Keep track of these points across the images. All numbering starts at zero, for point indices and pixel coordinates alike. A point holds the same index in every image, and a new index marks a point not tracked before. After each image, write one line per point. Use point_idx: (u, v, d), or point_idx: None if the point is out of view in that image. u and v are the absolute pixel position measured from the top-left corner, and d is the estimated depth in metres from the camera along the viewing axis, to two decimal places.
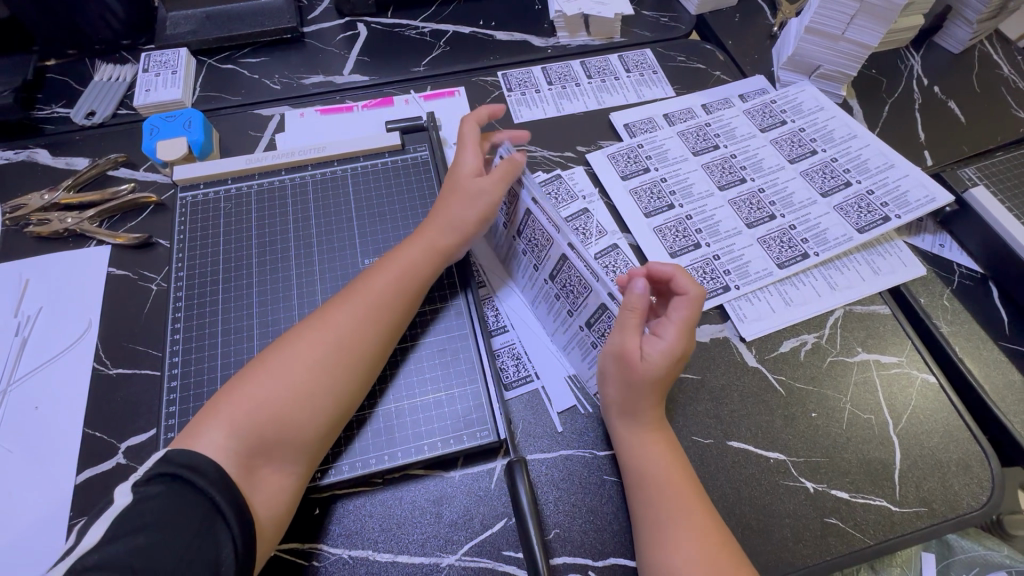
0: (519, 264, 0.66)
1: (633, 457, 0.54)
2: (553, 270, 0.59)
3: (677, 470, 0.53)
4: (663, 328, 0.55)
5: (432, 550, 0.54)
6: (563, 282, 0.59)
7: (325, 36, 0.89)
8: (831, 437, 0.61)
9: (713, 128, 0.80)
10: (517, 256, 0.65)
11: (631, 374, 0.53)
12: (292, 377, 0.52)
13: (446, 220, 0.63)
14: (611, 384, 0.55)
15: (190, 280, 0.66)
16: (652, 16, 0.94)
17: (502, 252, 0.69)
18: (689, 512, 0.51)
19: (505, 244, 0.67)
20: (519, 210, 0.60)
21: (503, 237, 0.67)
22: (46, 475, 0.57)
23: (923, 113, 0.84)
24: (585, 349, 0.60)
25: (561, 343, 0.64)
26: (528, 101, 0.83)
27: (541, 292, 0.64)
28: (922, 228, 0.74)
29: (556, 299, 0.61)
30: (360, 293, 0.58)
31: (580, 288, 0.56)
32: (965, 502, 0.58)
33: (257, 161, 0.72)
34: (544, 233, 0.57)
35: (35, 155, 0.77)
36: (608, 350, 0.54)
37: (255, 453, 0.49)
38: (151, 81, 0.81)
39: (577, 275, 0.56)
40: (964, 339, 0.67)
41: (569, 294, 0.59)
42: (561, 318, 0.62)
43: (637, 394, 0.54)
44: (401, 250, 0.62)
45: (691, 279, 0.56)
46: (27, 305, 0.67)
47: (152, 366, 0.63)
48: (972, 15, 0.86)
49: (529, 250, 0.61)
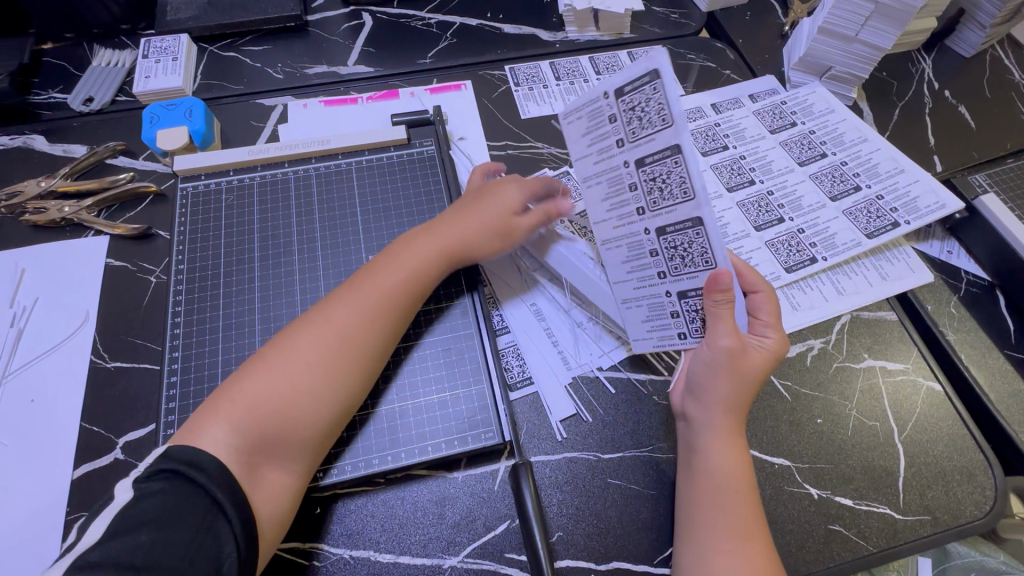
0: (613, 198, 0.56)
1: (708, 451, 0.53)
2: (667, 224, 0.52)
3: (742, 479, 0.52)
4: (759, 326, 0.56)
5: (434, 551, 0.54)
6: (672, 242, 0.53)
7: (329, 25, 0.87)
8: (836, 443, 0.61)
9: (722, 128, 0.79)
10: (618, 188, 0.55)
11: (746, 368, 0.53)
12: (296, 372, 0.51)
13: (462, 233, 0.62)
14: (723, 382, 0.53)
15: (190, 275, 0.64)
16: (662, 12, 0.92)
17: (586, 171, 0.57)
18: (747, 524, 0.50)
19: (599, 166, 0.56)
20: (662, 141, 0.50)
21: (602, 155, 0.56)
22: (42, 469, 0.56)
23: (934, 117, 0.83)
24: (662, 312, 0.56)
25: (623, 295, 0.58)
26: (535, 96, 0.82)
27: (626, 237, 0.56)
28: (930, 234, 0.74)
29: (652, 254, 0.55)
30: (366, 290, 0.57)
31: (701, 259, 0.51)
32: (968, 511, 0.58)
33: (259, 153, 0.71)
34: (688, 187, 0.50)
35: (31, 141, 0.75)
36: (722, 345, 0.52)
37: (256, 450, 0.48)
38: (152, 67, 0.79)
39: (709, 248, 0.50)
40: (970, 347, 0.67)
41: (675, 258, 0.53)
42: (645, 275, 0.56)
43: (746, 388, 0.54)
44: (414, 245, 0.61)
45: (755, 272, 0.57)
46: (23, 295, 0.66)
47: (151, 360, 0.62)
48: (985, 20, 0.85)
49: (645, 191, 0.53)
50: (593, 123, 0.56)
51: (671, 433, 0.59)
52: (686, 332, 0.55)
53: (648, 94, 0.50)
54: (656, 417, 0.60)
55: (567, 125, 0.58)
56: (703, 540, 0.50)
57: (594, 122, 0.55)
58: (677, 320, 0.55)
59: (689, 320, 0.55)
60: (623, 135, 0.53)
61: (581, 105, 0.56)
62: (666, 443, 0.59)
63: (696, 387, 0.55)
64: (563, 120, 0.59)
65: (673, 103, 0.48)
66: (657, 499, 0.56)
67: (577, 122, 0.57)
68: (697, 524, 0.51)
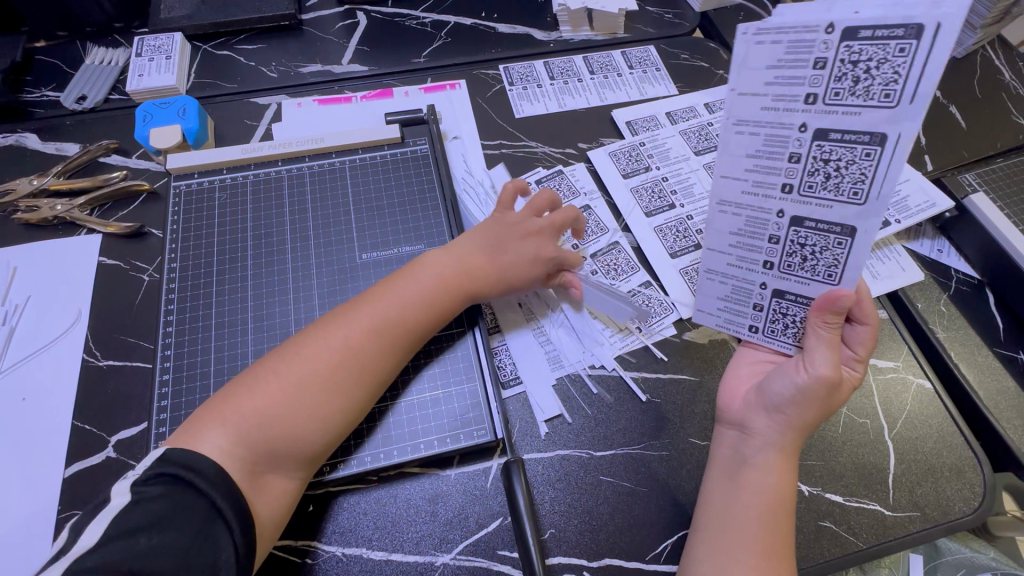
0: (764, 157, 0.50)
1: (759, 466, 0.52)
2: (809, 217, 0.50)
3: (786, 497, 0.51)
4: (848, 355, 0.55)
5: (427, 549, 0.54)
6: (802, 237, 0.50)
7: (323, 24, 0.88)
8: (827, 440, 0.61)
9: (715, 128, 0.80)
10: (777, 147, 0.49)
11: (836, 397, 0.51)
12: (305, 392, 0.50)
13: (483, 273, 0.60)
14: (811, 408, 0.51)
15: (182, 274, 0.64)
16: (656, 12, 0.93)
17: (748, 111, 0.49)
18: (783, 545, 0.49)
19: (768, 113, 0.48)
20: (867, 122, 0.45)
21: (778, 104, 0.47)
22: (34, 467, 0.56)
23: (924, 117, 0.83)
24: (745, 299, 0.56)
25: (710, 265, 0.56)
26: (530, 95, 0.82)
27: (754, 207, 0.52)
28: (921, 233, 0.75)
29: (770, 239, 0.52)
30: (385, 310, 0.55)
31: (825, 272, 0.51)
32: (958, 507, 0.59)
33: (253, 152, 0.71)
34: (861, 190, 0.47)
35: (23, 139, 0.75)
36: (827, 377, 0.49)
37: (261, 459, 0.48)
38: (145, 66, 0.79)
39: (840, 264, 0.50)
40: (960, 344, 0.68)
41: (799, 252, 0.51)
42: (750, 257, 0.54)
43: (824, 415, 0.52)
44: (439, 273, 0.59)
45: (872, 306, 0.53)
46: (14, 294, 0.66)
47: (144, 359, 0.62)
48: (975, 20, 0.86)
49: (807, 169, 0.48)
50: (791, 58, 0.46)
51: (663, 432, 0.60)
52: (759, 327, 0.56)
53: (887, 56, 0.43)
54: (648, 415, 0.61)
55: (753, 42, 0.47)
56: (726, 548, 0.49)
57: (794, 58, 0.46)
58: (757, 312, 0.56)
59: (770, 318, 0.55)
60: (821, 91, 0.46)
61: (789, 28, 0.45)
62: (657, 441, 0.59)
63: (782, 407, 0.52)
64: (748, 34, 0.47)
65: (912, 85, 0.42)
66: (650, 496, 0.57)
67: (770, 48, 0.46)
68: (722, 533, 0.50)
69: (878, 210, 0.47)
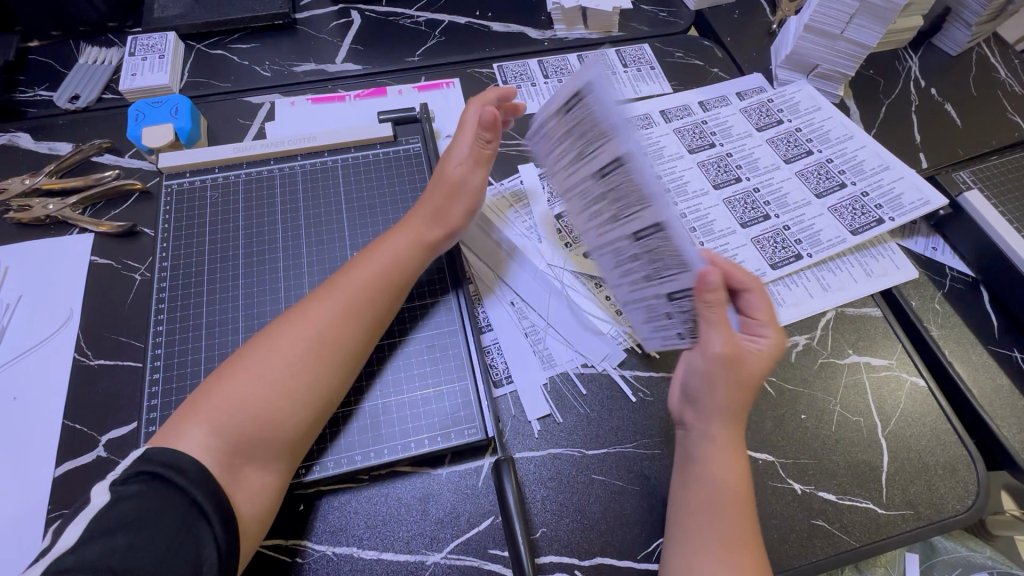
0: (590, 205, 0.55)
1: (705, 460, 0.52)
2: (640, 229, 0.50)
3: (739, 485, 0.51)
4: (756, 325, 0.54)
5: (418, 548, 0.53)
6: (648, 246, 0.51)
7: (318, 23, 0.87)
8: (820, 438, 0.61)
9: (709, 126, 0.79)
10: (589, 200, 0.55)
11: (739, 374, 0.51)
12: (274, 372, 0.51)
13: (434, 217, 0.61)
14: (720, 391, 0.51)
15: (174, 272, 0.64)
16: (651, 10, 0.92)
17: (562, 183, 0.58)
18: (747, 537, 0.49)
19: (570, 179, 0.56)
20: (609, 154, 0.50)
21: (570, 171, 0.56)
22: (23, 466, 0.56)
23: (920, 115, 0.83)
24: (657, 313, 0.54)
25: (622, 298, 0.58)
26: (524, 93, 0.82)
27: (611, 243, 0.55)
28: (915, 231, 0.74)
29: (633, 258, 0.53)
30: (343, 284, 0.56)
31: (676, 261, 0.49)
32: (951, 505, 0.58)
33: (245, 150, 0.71)
34: (642, 191, 0.48)
35: (16, 138, 0.75)
36: (720, 354, 0.50)
37: (238, 452, 0.48)
38: (138, 65, 0.79)
39: (680, 250, 0.48)
40: (954, 342, 0.68)
41: (654, 259, 0.51)
42: (635, 279, 0.54)
43: (743, 395, 0.52)
44: (392, 239, 0.60)
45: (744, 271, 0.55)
46: (6, 294, 0.65)
47: (135, 358, 0.62)
48: (971, 18, 0.86)
49: (612, 198, 0.52)
50: (557, 144, 0.56)
51: (656, 430, 0.59)
52: (683, 333, 0.54)
53: (585, 119, 0.51)
54: (640, 413, 0.60)
55: (532, 145, 0.60)
56: (696, 548, 0.49)
57: (556, 143, 0.56)
58: (671, 321, 0.54)
59: (682, 321, 0.53)
60: (577, 154, 0.54)
61: (536, 128, 0.58)
62: (649, 439, 0.59)
63: (695, 398, 0.53)
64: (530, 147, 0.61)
65: (609, 113, 0.48)
66: (642, 494, 0.56)
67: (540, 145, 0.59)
68: (695, 530, 0.49)
69: (662, 199, 0.47)
